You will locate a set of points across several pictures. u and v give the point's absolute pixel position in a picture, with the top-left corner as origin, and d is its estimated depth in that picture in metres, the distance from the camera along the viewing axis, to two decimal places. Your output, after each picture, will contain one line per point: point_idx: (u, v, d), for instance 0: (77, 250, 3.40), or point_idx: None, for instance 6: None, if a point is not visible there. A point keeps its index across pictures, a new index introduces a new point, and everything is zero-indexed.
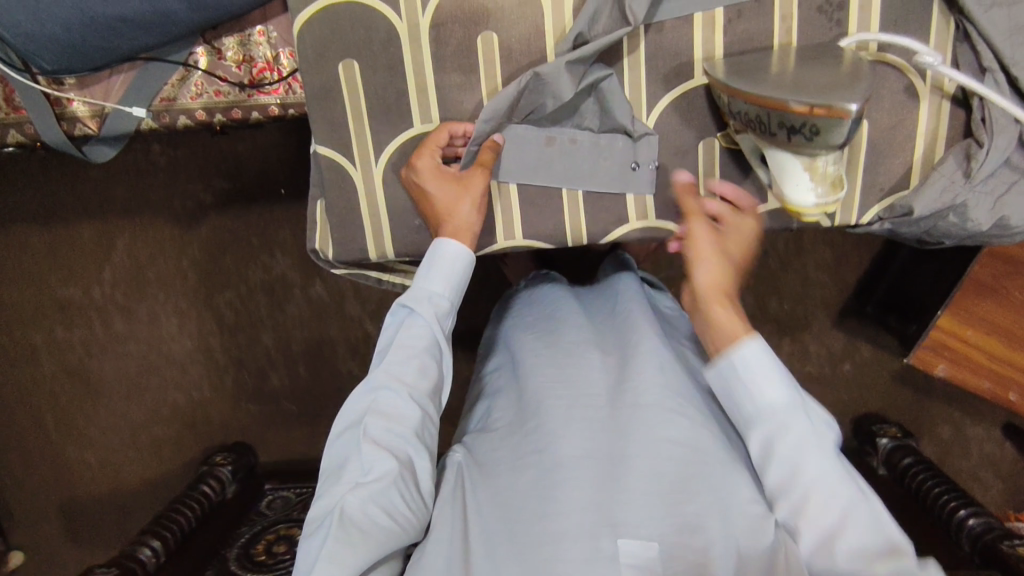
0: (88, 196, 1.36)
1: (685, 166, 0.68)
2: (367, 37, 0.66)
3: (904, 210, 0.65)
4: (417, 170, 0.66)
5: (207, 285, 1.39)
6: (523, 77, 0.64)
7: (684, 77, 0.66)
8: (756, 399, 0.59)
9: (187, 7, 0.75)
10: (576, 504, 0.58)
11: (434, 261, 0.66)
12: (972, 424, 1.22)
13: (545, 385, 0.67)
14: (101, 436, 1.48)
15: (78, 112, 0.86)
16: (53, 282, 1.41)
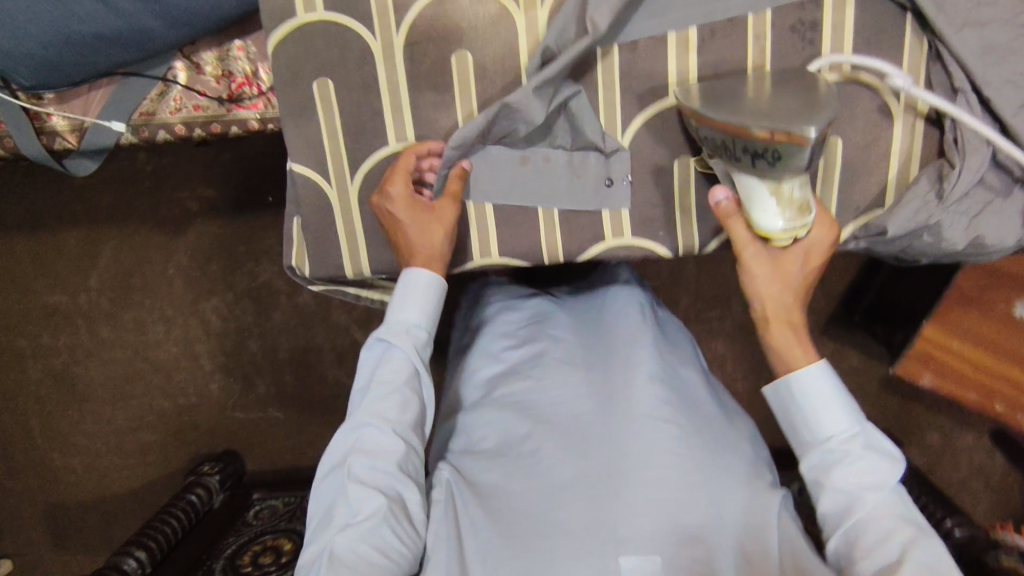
0: (76, 204, 1.37)
1: (661, 185, 0.68)
2: (341, 55, 0.66)
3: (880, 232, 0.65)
4: (390, 197, 0.66)
5: (193, 293, 1.39)
6: (492, 106, 0.64)
7: (658, 96, 0.66)
8: (816, 428, 0.63)
9: (164, 24, 0.75)
10: (578, 523, 0.59)
11: (406, 291, 0.67)
12: (959, 432, 1.22)
13: (537, 401, 0.67)
14: (89, 442, 1.48)
15: (57, 126, 0.86)
16: (40, 289, 1.41)
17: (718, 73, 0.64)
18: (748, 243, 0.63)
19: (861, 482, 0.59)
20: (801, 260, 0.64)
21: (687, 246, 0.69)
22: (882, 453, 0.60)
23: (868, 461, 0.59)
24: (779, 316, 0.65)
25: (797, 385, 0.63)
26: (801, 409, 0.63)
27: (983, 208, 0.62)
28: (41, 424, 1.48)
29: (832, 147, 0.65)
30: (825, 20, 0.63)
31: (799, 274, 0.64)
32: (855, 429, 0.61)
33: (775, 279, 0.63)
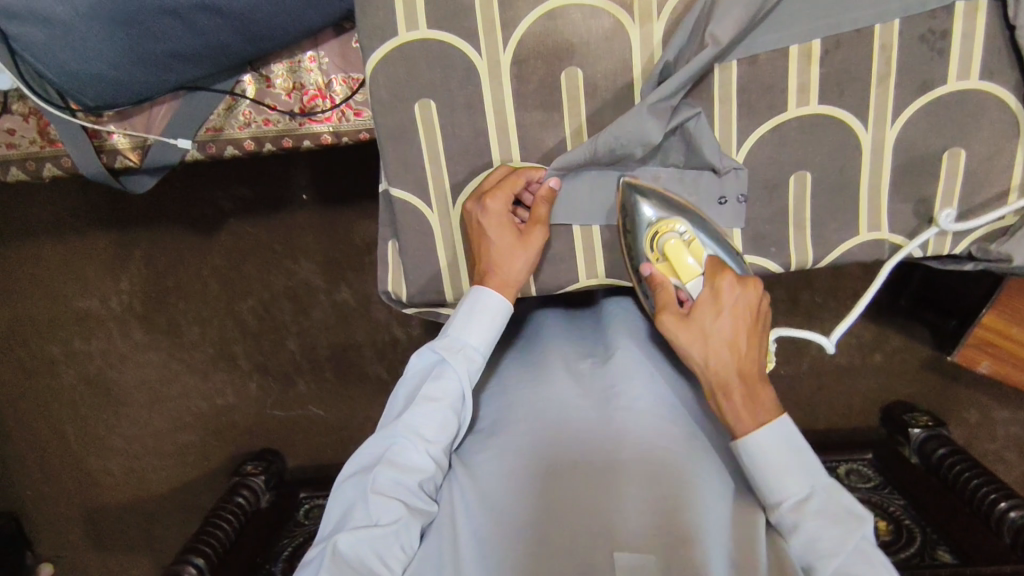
0: (100, 196, 1.21)
1: (774, 202, 0.66)
2: (445, 74, 0.63)
3: (1006, 263, 0.64)
4: (484, 211, 0.63)
5: (228, 291, 1.24)
6: (599, 140, 0.61)
7: (777, 110, 0.63)
8: (766, 491, 0.57)
9: (242, 40, 0.71)
10: (570, 519, 0.56)
11: (476, 313, 0.63)
12: (1006, 412, 1.23)
13: (534, 398, 0.64)
14: (126, 445, 1.31)
15: (118, 145, 0.82)
16: (70, 293, 1.25)
17: (841, 85, 0.62)
18: (663, 309, 0.61)
19: (822, 549, 0.54)
20: (726, 311, 0.59)
21: (799, 263, 0.68)
22: (845, 517, 0.55)
23: (831, 525, 0.55)
24: (719, 379, 0.58)
25: (751, 447, 0.57)
26: (758, 470, 0.57)
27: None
28: (77, 427, 1.31)
29: (955, 159, 0.63)
30: (955, 28, 0.60)
31: (726, 326, 0.59)
32: (812, 489, 0.56)
33: (699, 343, 0.59)
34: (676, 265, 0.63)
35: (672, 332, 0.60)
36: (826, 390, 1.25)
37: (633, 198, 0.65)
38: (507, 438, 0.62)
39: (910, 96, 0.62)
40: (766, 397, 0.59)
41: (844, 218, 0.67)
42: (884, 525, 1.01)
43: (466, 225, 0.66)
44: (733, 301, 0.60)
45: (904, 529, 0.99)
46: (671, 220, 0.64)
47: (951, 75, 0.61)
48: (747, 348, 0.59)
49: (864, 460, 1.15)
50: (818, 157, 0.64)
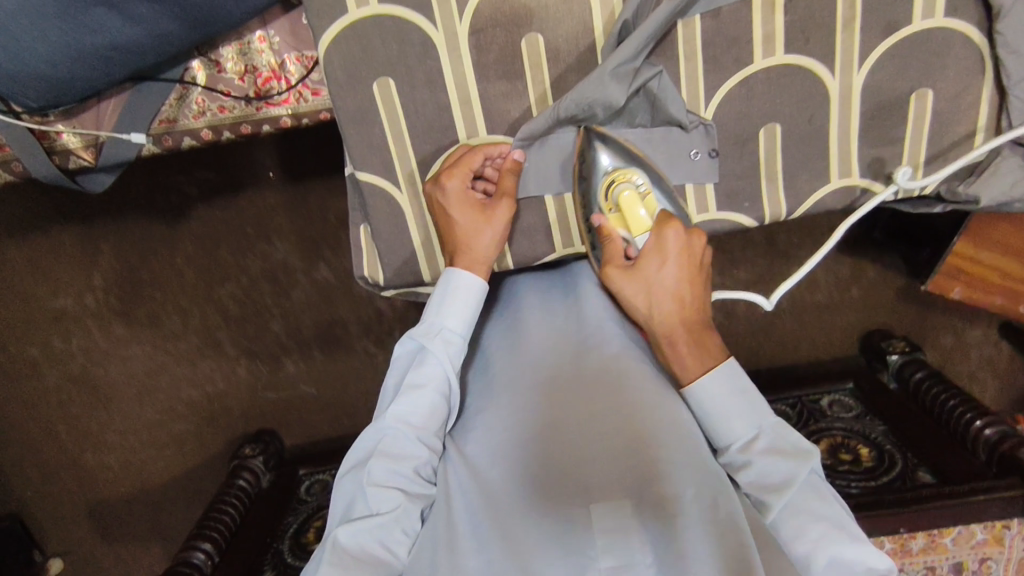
0: (57, 193, 1.16)
1: (746, 156, 0.66)
2: (402, 50, 0.61)
3: (973, 204, 0.65)
4: (444, 192, 0.62)
5: (204, 278, 1.21)
6: (565, 103, 0.60)
7: (743, 63, 0.62)
8: (717, 432, 0.60)
9: (184, 26, 0.68)
10: (547, 471, 0.58)
11: (454, 296, 0.63)
12: (976, 332, 1.27)
13: (510, 364, 0.66)
14: (120, 439, 1.31)
15: (69, 144, 0.79)
16: (41, 293, 1.22)
17: (807, 32, 0.61)
18: (609, 263, 0.62)
19: (771, 484, 0.57)
20: (671, 259, 0.60)
21: (773, 215, 0.68)
22: (790, 451, 0.58)
23: (776, 461, 0.58)
24: (665, 330, 0.60)
25: (696, 391, 0.60)
26: (703, 416, 0.60)
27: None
28: (69, 426, 1.30)
29: (922, 100, 0.63)
30: None
31: (669, 276, 0.60)
32: (756, 431, 0.59)
33: (643, 295, 0.60)
34: (628, 216, 0.63)
35: (616, 283, 0.61)
36: (807, 327, 1.27)
37: (592, 144, 0.64)
38: (489, 405, 0.64)
39: (876, 38, 0.61)
40: (709, 342, 0.61)
41: (816, 166, 0.66)
42: (867, 452, 1.04)
43: (429, 205, 0.65)
44: (679, 250, 0.61)
45: (887, 454, 1.03)
46: (629, 170, 0.64)
47: (915, 15, 0.60)
48: (693, 294, 0.61)
49: (845, 390, 1.18)
50: (786, 107, 0.64)
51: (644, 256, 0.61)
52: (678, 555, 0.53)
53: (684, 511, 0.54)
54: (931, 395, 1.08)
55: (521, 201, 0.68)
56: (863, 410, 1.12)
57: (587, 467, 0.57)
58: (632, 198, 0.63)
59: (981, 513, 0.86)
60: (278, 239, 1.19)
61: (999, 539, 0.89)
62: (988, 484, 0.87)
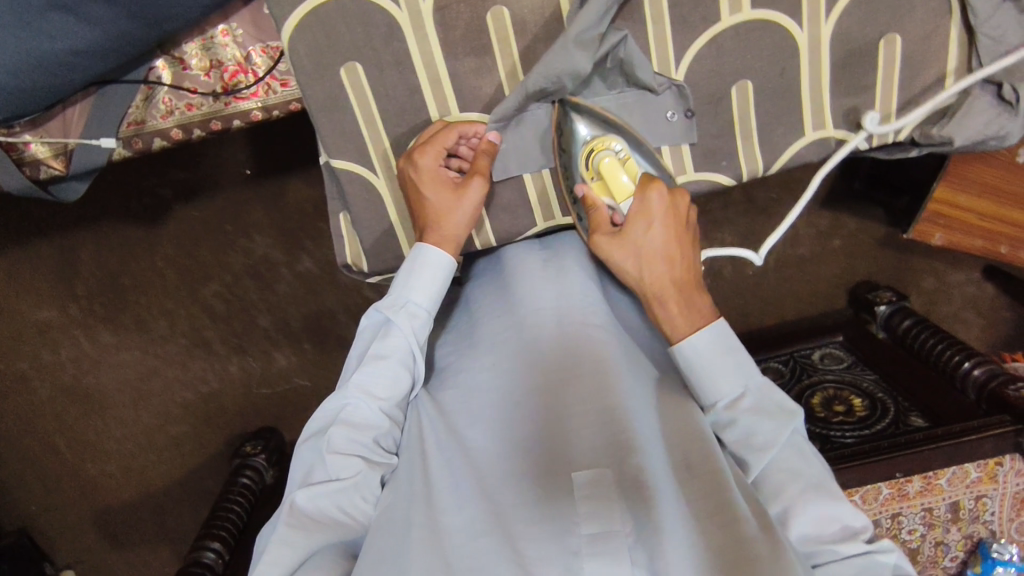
0: (31, 205, 1.15)
1: (719, 115, 0.66)
2: (367, 33, 0.60)
3: (948, 146, 0.65)
4: (418, 172, 0.62)
5: (189, 279, 1.21)
6: (532, 78, 0.59)
7: (710, 22, 0.62)
8: (704, 393, 0.61)
9: (143, 26, 0.66)
10: (530, 439, 0.59)
11: (419, 270, 0.63)
12: (957, 274, 1.29)
13: (496, 333, 0.66)
14: (119, 447, 1.31)
15: (39, 154, 0.78)
16: (26, 307, 1.21)
17: None
18: (595, 232, 0.61)
19: (754, 442, 0.59)
20: (656, 221, 0.60)
21: (750, 172, 0.69)
22: (776, 410, 0.59)
23: (761, 419, 0.59)
24: (655, 291, 0.60)
25: (685, 351, 0.60)
26: (691, 372, 0.60)
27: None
28: (66, 437, 1.29)
29: (891, 45, 0.63)
30: None
31: (657, 237, 0.59)
32: (743, 389, 0.60)
33: (633, 259, 0.60)
34: (611, 183, 0.62)
35: (603, 250, 0.61)
36: (793, 283, 1.29)
37: (569, 116, 0.64)
38: (477, 373, 0.65)
39: None
40: (699, 302, 0.61)
41: (790, 119, 0.66)
42: (859, 401, 1.06)
43: (405, 184, 0.64)
44: (664, 210, 0.60)
45: (877, 402, 1.05)
46: (607, 138, 0.63)
47: None
48: (682, 253, 0.60)
49: (835, 343, 1.20)
50: (757, 62, 0.64)
51: (629, 220, 0.61)
52: (653, 515, 0.54)
53: (657, 479, 0.55)
54: (919, 340, 1.09)
55: (499, 177, 0.67)
56: (854, 361, 1.16)
57: (566, 426, 0.59)
58: (614, 164, 0.62)
59: (975, 451, 0.86)
60: (260, 235, 1.19)
61: (994, 476, 0.88)
62: (979, 425, 0.87)
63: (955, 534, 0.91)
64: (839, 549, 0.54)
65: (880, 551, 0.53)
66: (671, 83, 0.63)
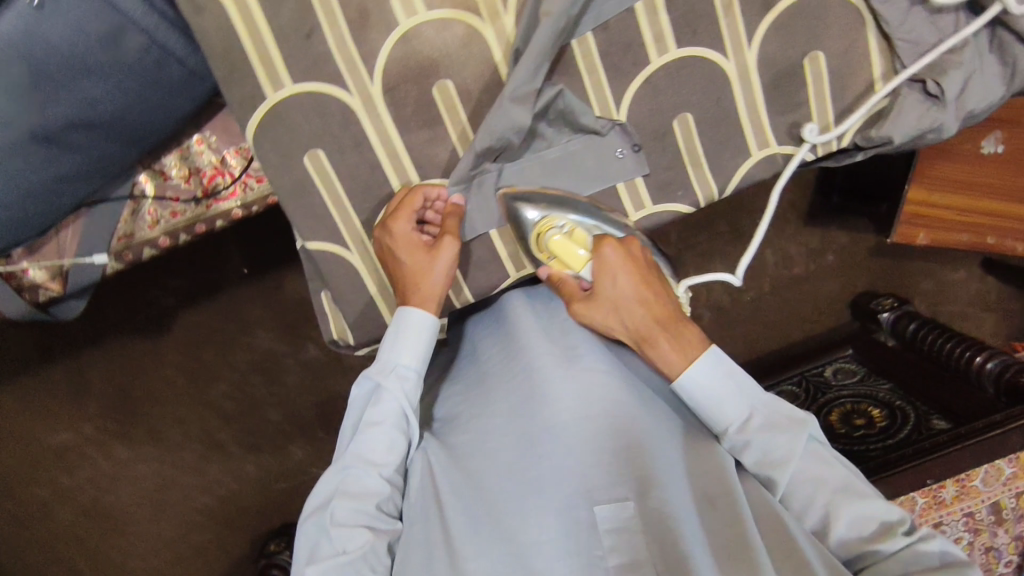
0: (40, 331, 1.19)
1: (667, 149, 0.69)
2: (324, 122, 0.64)
3: (888, 144, 0.68)
4: (392, 238, 0.64)
5: (198, 382, 1.23)
6: (480, 137, 0.64)
7: (641, 66, 0.66)
8: (711, 421, 0.63)
9: (122, 145, 0.71)
10: (548, 479, 0.61)
11: (403, 332, 0.65)
12: (952, 271, 1.30)
13: (497, 379, 0.68)
14: (142, 564, 1.29)
15: (37, 278, 0.81)
16: (41, 433, 1.23)
17: (693, 26, 0.65)
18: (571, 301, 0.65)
19: (773, 458, 0.60)
20: (620, 273, 0.62)
21: (706, 198, 0.71)
22: (786, 423, 0.61)
23: (773, 435, 0.61)
24: (642, 335, 0.62)
25: (686, 385, 0.62)
26: (695, 403, 0.62)
27: (974, 76, 0.67)
28: (89, 561, 1.28)
29: (816, 63, 0.67)
30: None
31: (624, 288, 0.62)
32: (750, 412, 0.62)
33: (611, 314, 0.63)
34: (565, 258, 0.65)
35: (584, 316, 0.64)
36: (790, 303, 1.29)
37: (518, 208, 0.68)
38: (482, 423, 0.66)
39: (757, 15, 0.66)
40: (689, 335, 0.63)
41: (736, 143, 0.70)
42: (878, 412, 1.05)
43: (379, 252, 0.67)
44: (624, 262, 0.63)
45: (897, 410, 1.04)
46: (551, 217, 0.66)
47: None
48: (651, 296, 0.62)
49: (847, 355, 1.20)
50: (693, 96, 0.68)
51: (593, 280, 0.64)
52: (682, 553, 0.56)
53: (676, 513, 0.58)
54: (929, 342, 1.11)
55: (470, 237, 0.70)
56: (868, 373, 1.15)
57: (577, 460, 0.60)
58: (559, 240, 0.65)
59: (1000, 446, 0.85)
60: (263, 330, 1.22)
61: None
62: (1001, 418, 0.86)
63: (1004, 537, 0.87)
64: (879, 548, 0.57)
65: (920, 540, 0.57)
66: (614, 122, 0.67)
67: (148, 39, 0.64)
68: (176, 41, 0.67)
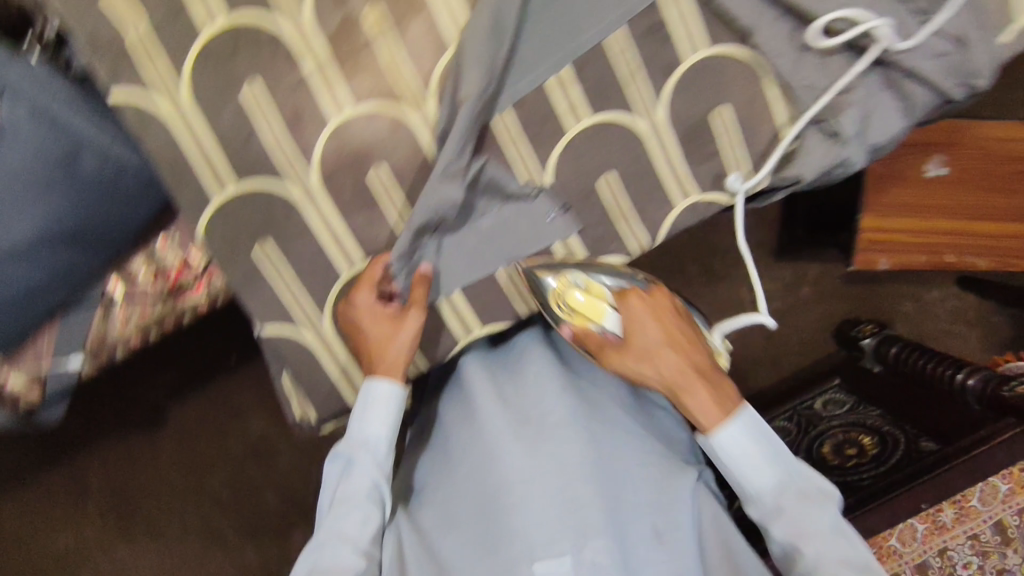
0: (39, 436, 1.22)
1: (594, 207, 0.74)
2: (269, 215, 0.69)
3: (800, 182, 0.73)
4: (356, 310, 0.69)
5: (193, 473, 1.24)
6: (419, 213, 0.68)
7: (559, 134, 0.71)
8: (747, 484, 0.68)
9: (87, 254, 0.76)
10: (502, 540, 0.64)
11: (370, 405, 0.70)
12: (929, 292, 1.36)
13: (461, 443, 0.71)
14: None
15: (16, 387, 0.84)
16: (41, 540, 1.24)
17: (602, 94, 0.71)
18: (605, 352, 0.71)
19: (799, 525, 0.64)
20: (649, 327, 0.70)
21: (638, 247, 0.76)
22: (814, 497, 0.66)
23: (805, 505, 0.65)
24: (677, 386, 0.68)
25: (721, 438, 0.67)
26: (734, 465, 0.68)
27: (871, 112, 0.72)
28: None
29: (721, 116, 0.72)
30: (671, 18, 0.69)
31: (655, 337, 0.69)
32: (784, 478, 0.67)
33: (645, 362, 0.69)
34: (591, 314, 0.72)
35: (617, 365, 0.70)
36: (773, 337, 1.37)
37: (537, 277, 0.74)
38: (449, 490, 0.70)
39: (661, 78, 0.71)
40: (725, 389, 0.69)
41: (659, 194, 0.74)
42: (868, 439, 1.09)
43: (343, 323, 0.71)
44: (651, 319, 0.70)
45: (886, 436, 1.08)
46: (566, 276, 0.72)
47: (683, 53, 0.70)
48: (685, 344, 0.70)
49: (835, 386, 1.24)
50: (612, 156, 0.72)
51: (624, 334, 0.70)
52: None
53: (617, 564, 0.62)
54: (912, 363, 1.10)
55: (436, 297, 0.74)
56: (856, 401, 1.18)
57: (526, 520, 0.64)
58: (587, 300, 0.71)
59: (988, 465, 0.82)
60: (255, 416, 1.23)
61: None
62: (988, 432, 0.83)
63: (1016, 558, 0.84)
64: None
65: None
66: (539, 186, 0.72)
67: (102, 156, 0.71)
68: (131, 155, 0.73)
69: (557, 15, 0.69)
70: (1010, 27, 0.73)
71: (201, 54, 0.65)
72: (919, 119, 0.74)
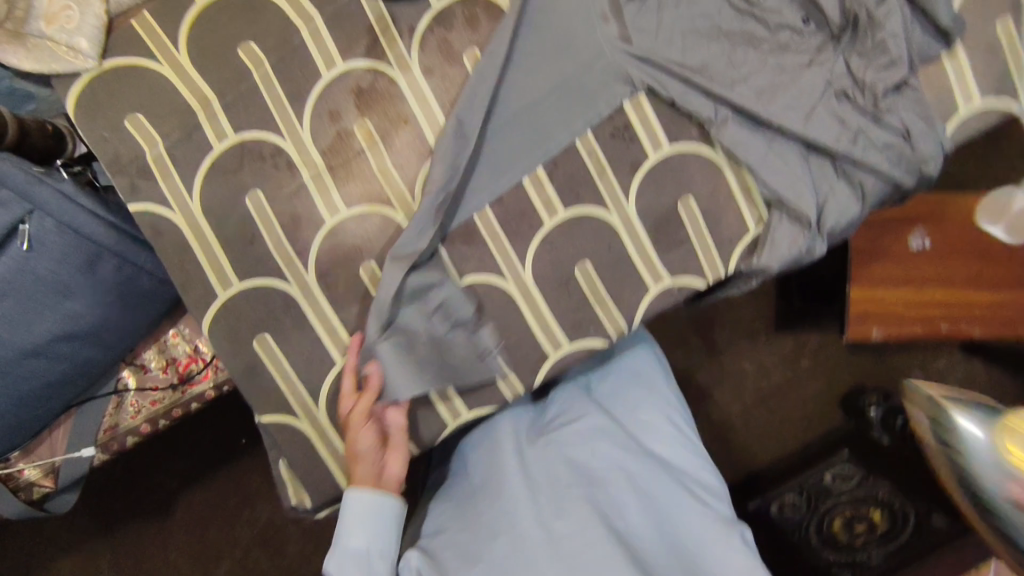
0: (54, 529, 1.24)
1: (573, 293, 0.78)
2: (269, 309, 0.74)
3: (768, 270, 0.77)
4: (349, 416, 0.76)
5: (201, 564, 1.25)
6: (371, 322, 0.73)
7: (537, 227, 0.77)
8: None
9: (102, 350, 0.81)
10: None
11: (351, 518, 0.74)
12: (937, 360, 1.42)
13: (490, 512, 0.76)
14: None
15: (31, 476, 0.88)
16: None
17: (575, 190, 0.77)
18: None
19: None
20: None
21: (618, 331, 0.79)
22: None
23: None
24: None
25: None
26: None
27: (827, 199, 0.77)
28: None
29: (688, 206, 0.78)
30: (635, 122, 0.77)
31: None
32: None
33: None
34: None
35: None
36: (777, 407, 1.39)
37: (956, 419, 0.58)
38: (480, 552, 0.73)
39: (629, 174, 0.77)
40: None
41: (635, 280, 0.78)
42: (878, 515, 1.14)
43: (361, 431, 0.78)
44: None
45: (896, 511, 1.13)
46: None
47: (648, 151, 0.77)
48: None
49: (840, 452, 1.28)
50: (587, 247, 0.77)
51: None
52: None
53: None
54: None
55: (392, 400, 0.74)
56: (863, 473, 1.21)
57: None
58: None
59: None
60: (265, 503, 1.25)
61: None
62: None
63: None
64: None
65: None
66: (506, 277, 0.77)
67: (120, 260, 0.78)
68: (146, 258, 0.80)
69: (529, 124, 0.76)
70: (951, 120, 0.79)
71: (211, 168, 0.73)
72: (874, 204, 0.79)
